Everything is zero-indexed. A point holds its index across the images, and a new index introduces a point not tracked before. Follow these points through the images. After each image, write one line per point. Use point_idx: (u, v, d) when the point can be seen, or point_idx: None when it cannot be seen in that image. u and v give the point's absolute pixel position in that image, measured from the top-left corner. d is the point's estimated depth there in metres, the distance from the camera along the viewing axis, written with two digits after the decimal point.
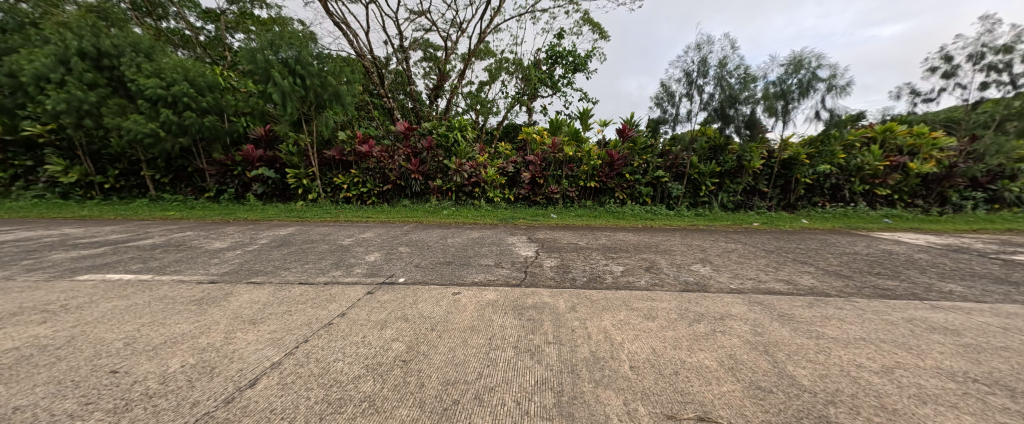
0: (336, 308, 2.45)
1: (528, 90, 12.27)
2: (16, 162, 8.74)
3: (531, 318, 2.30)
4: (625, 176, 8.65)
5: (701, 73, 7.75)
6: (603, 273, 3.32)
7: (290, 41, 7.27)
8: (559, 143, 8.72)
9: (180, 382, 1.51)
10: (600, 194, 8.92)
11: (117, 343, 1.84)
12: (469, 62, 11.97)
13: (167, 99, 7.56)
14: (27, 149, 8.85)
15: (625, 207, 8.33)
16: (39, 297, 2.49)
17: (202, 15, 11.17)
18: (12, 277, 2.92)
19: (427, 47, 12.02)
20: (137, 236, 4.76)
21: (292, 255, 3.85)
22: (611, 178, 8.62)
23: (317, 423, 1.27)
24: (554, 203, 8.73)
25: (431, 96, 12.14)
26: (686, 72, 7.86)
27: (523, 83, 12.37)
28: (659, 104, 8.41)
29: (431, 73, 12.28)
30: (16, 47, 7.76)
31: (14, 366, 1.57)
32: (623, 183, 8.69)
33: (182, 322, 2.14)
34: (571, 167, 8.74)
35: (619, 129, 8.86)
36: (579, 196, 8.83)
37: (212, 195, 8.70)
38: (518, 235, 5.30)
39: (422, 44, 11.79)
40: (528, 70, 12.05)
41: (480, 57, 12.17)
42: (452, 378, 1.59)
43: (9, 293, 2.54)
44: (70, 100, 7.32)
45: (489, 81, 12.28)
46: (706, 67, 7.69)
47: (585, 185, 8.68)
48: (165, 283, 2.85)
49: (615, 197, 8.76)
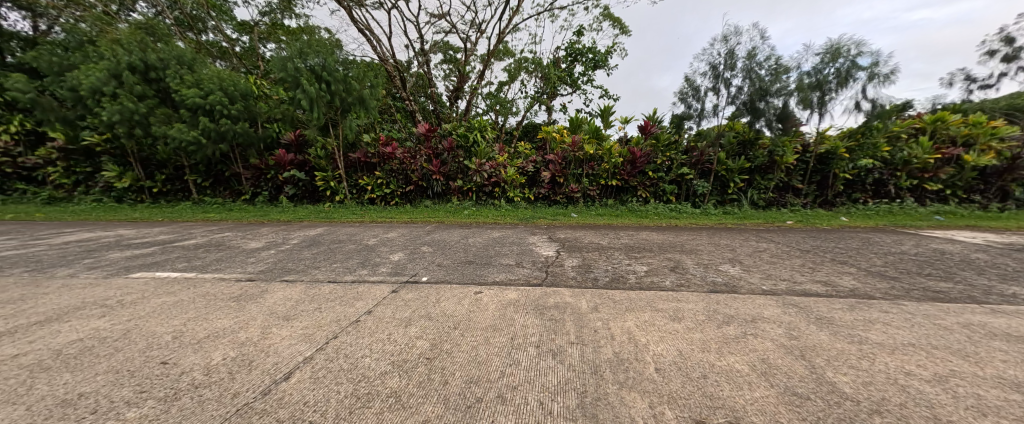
0: (362, 306, 2.52)
1: (547, 89, 12.23)
2: (77, 169, 9.57)
3: (554, 318, 2.27)
4: (648, 174, 8.41)
5: (728, 66, 7.48)
6: (625, 273, 3.24)
7: (317, 48, 7.53)
8: (579, 141, 8.64)
9: (222, 373, 1.63)
10: (621, 193, 8.76)
11: (166, 336, 1.97)
12: (488, 62, 11.99)
13: (207, 109, 8.06)
14: (86, 158, 9.66)
15: (648, 205, 8.10)
16: (99, 292, 2.72)
17: (237, 28, 11.75)
18: (75, 275, 3.19)
19: (448, 50, 12.17)
20: (181, 237, 5.09)
21: (321, 255, 4.00)
22: (633, 176, 8.43)
23: (348, 417, 1.35)
24: (575, 202, 8.62)
25: (452, 98, 12.28)
26: (713, 65, 7.59)
27: (543, 81, 12.30)
28: (683, 99, 8.17)
29: (450, 75, 12.42)
30: (77, 63, 8.46)
31: (80, 356, 1.73)
32: (646, 181, 8.45)
33: (223, 317, 2.28)
34: (592, 165, 8.61)
35: (641, 125, 8.64)
36: (600, 195, 8.70)
37: (248, 197, 9.20)
38: (539, 234, 5.27)
39: (442, 46, 11.96)
40: (548, 69, 12.00)
41: (499, 57, 12.21)
42: (475, 376, 1.63)
43: (73, 289, 2.79)
44: (122, 111, 7.89)
45: (509, 81, 12.29)
46: (734, 59, 7.39)
47: (606, 184, 8.54)
48: (207, 281, 3.04)
49: (638, 196, 8.53)
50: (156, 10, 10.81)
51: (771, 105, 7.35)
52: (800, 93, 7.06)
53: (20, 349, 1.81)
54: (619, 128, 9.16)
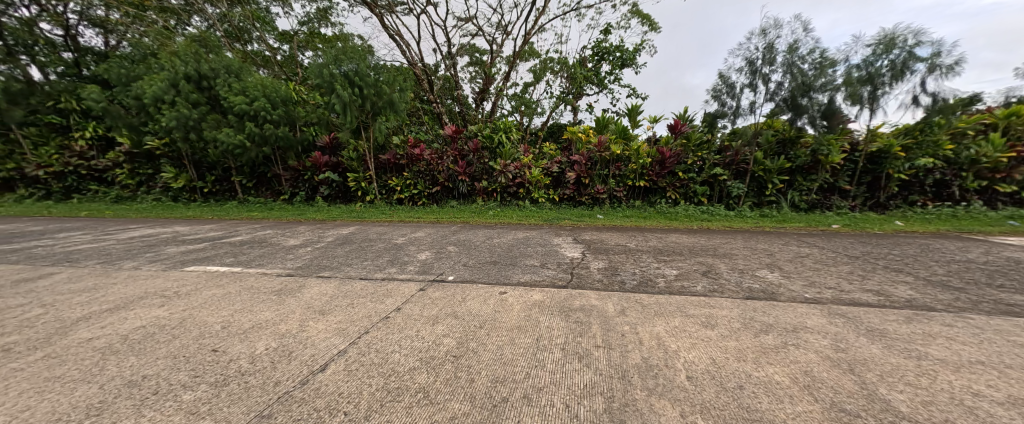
0: (392, 302, 2.61)
1: (573, 89, 12.14)
2: (141, 171, 10.52)
3: (579, 320, 2.24)
4: (678, 175, 8.14)
5: (767, 60, 7.10)
6: (654, 276, 3.15)
7: (351, 55, 7.87)
8: (605, 141, 8.49)
9: (265, 363, 1.75)
10: (649, 194, 8.55)
11: (216, 325, 2.13)
12: (514, 64, 12.08)
13: (253, 115, 8.63)
14: (148, 160, 10.59)
15: (678, 207, 7.83)
16: (159, 283, 2.98)
17: (279, 37, 12.50)
18: (140, 267, 3.52)
19: (474, 52, 12.34)
20: (227, 234, 5.47)
21: (353, 253, 4.17)
22: (662, 177, 8.19)
23: (379, 410, 1.41)
24: (601, 203, 8.48)
25: (478, 100, 12.45)
26: (749, 60, 7.24)
27: (569, 81, 12.22)
28: (716, 96, 7.85)
29: (476, 77, 12.60)
30: (142, 74, 9.28)
31: (145, 342, 1.90)
32: (676, 181, 8.18)
33: (265, 309, 2.43)
34: (619, 166, 8.45)
35: (670, 124, 8.37)
36: (626, 196, 8.53)
37: (287, 197, 9.75)
38: (563, 236, 5.23)
39: (469, 49, 12.15)
40: (574, 68, 11.91)
41: (525, 58, 12.25)
42: (501, 376, 1.64)
43: (138, 280, 3.07)
44: (179, 118, 8.58)
45: (534, 82, 12.32)
46: (773, 53, 7.01)
47: (633, 185, 8.36)
48: (251, 275, 3.25)
49: (667, 197, 8.27)
50: (209, 24, 11.69)
51: (814, 101, 6.91)
52: (849, 87, 6.58)
53: (94, 333, 2.02)
54: (647, 128, 8.93)
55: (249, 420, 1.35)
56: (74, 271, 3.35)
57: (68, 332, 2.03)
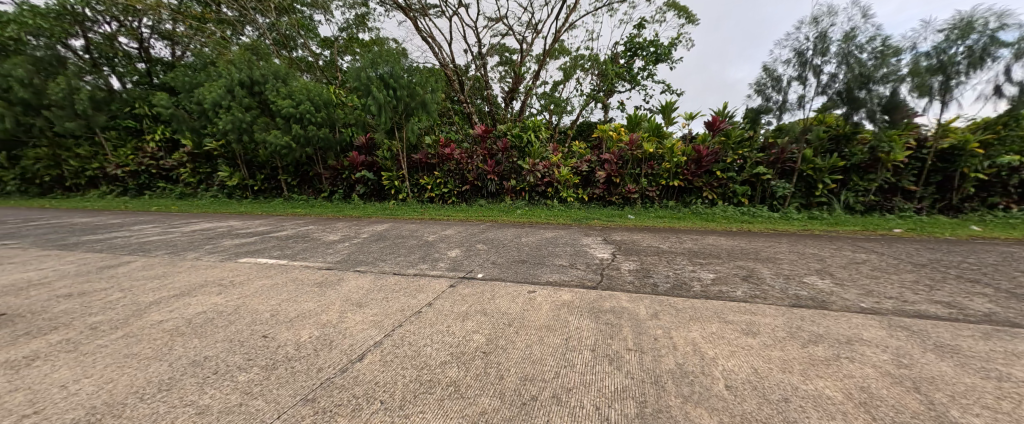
0: (424, 298, 2.69)
1: (604, 86, 11.94)
2: (201, 170, 11.49)
3: (610, 322, 2.20)
4: (715, 174, 7.77)
5: (819, 51, 6.61)
6: (689, 280, 3.03)
7: (386, 58, 8.17)
8: (637, 139, 8.26)
9: (309, 350, 1.87)
10: (683, 194, 8.23)
11: (265, 313, 2.30)
12: (544, 63, 12.06)
13: (298, 117, 9.20)
14: (207, 161, 11.55)
15: (715, 208, 7.47)
16: (217, 273, 3.27)
17: (321, 44, 13.22)
18: (201, 257, 3.87)
19: (504, 52, 12.44)
20: (273, 228, 5.89)
21: (387, 249, 4.35)
22: (698, 177, 7.84)
23: (413, 401, 1.46)
24: (632, 203, 8.27)
25: (507, 99, 12.54)
26: (798, 51, 6.79)
27: (599, 78, 12.03)
28: (760, 90, 7.41)
29: (505, 77, 12.69)
30: (202, 81, 10.14)
31: (205, 326, 2.09)
32: (713, 181, 7.80)
33: (308, 300, 2.59)
34: (652, 165, 8.19)
35: (707, 121, 8.01)
36: (659, 196, 8.26)
37: (327, 195, 10.30)
38: (593, 236, 5.15)
39: (498, 49, 12.26)
40: (605, 65, 11.70)
41: (554, 56, 12.18)
42: (530, 374, 1.64)
43: (200, 269, 3.38)
44: (234, 121, 9.27)
45: (564, 80, 12.24)
46: (826, 43, 6.53)
47: (666, 184, 8.08)
48: (296, 268, 3.48)
49: (703, 197, 7.92)
50: (260, 33, 12.57)
51: (873, 94, 6.41)
52: (916, 78, 5.98)
53: (164, 316, 2.25)
54: (682, 125, 8.60)
55: (295, 403, 1.46)
56: (147, 260, 3.75)
57: (143, 315, 2.28)
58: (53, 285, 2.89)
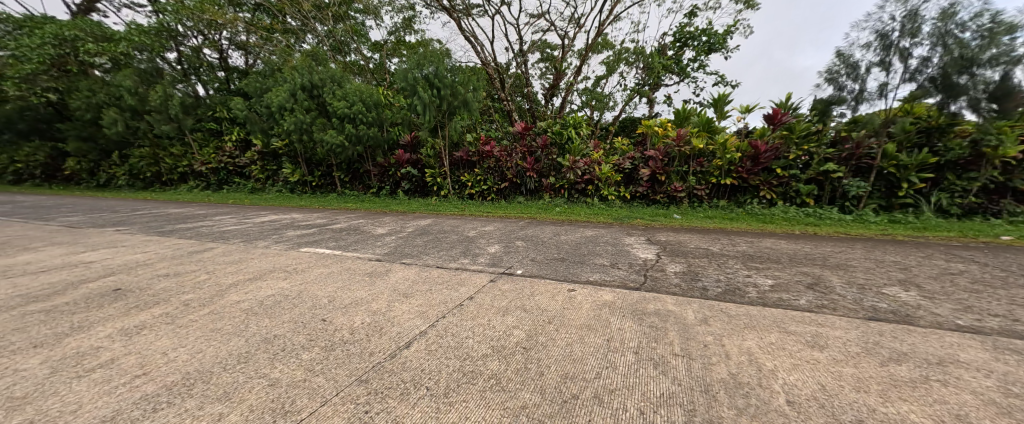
0: (465, 291, 2.77)
1: (650, 80, 11.52)
2: (267, 167, 12.68)
3: (654, 325, 2.12)
4: (775, 171, 7.16)
5: (908, 31, 5.84)
6: (743, 285, 2.82)
7: (431, 58, 8.51)
8: (685, 134, 7.80)
9: (361, 335, 2.01)
10: (735, 193, 7.73)
11: (323, 299, 2.51)
12: (586, 57, 11.88)
13: (351, 117, 9.83)
14: (273, 158, 12.74)
15: (774, 208, 6.89)
16: (283, 260, 3.62)
17: (372, 48, 14.00)
18: (269, 246, 4.31)
19: (545, 48, 12.39)
20: (328, 221, 6.39)
21: (431, 242, 4.54)
22: (755, 174, 7.27)
23: (456, 390, 1.51)
24: (678, 202, 7.89)
25: (547, 96, 12.53)
26: (881, 33, 6.04)
27: (645, 72, 11.61)
28: (831, 79, 6.74)
29: (546, 73, 12.67)
30: (270, 86, 11.16)
31: (273, 308, 2.32)
32: (772, 179, 7.20)
33: (360, 288, 2.77)
34: (701, 162, 7.76)
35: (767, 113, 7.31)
36: (709, 195, 7.83)
37: (375, 191, 10.92)
38: (636, 235, 4.99)
39: (540, 45, 12.24)
40: (651, 58, 11.25)
41: (597, 50, 11.92)
42: (571, 373, 1.64)
43: (269, 256, 3.77)
44: (297, 122, 10.10)
45: (607, 74, 11.98)
46: (917, 22, 5.75)
47: (718, 182, 7.61)
48: (349, 258, 3.75)
49: (760, 197, 7.34)
50: (319, 40, 13.58)
51: (978, 79, 5.78)
52: None
53: (240, 297, 2.53)
54: (737, 119, 8.01)
55: (351, 382, 1.57)
56: (226, 246, 4.26)
57: (224, 294, 2.58)
58: (155, 266, 3.37)
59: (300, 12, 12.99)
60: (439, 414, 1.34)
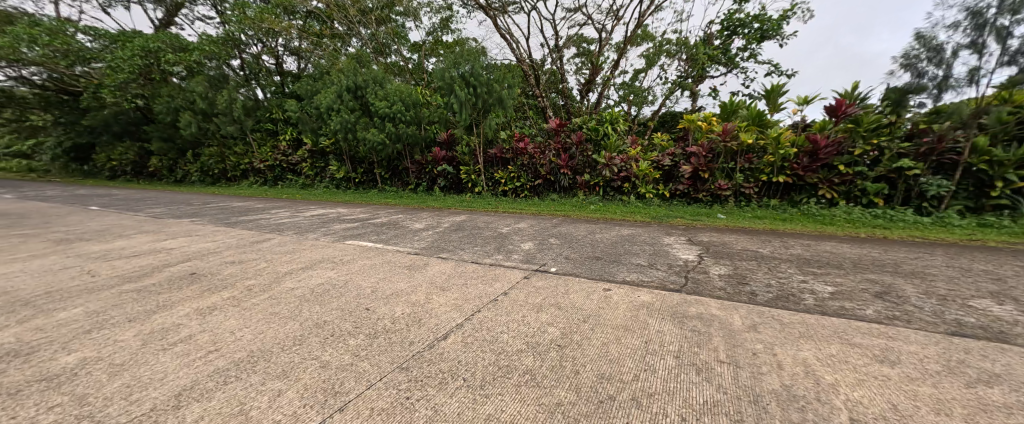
0: (500, 286, 2.82)
1: (693, 72, 11.03)
2: (316, 164, 13.52)
3: (696, 329, 2.04)
4: (837, 168, 6.56)
5: (1009, 7, 5.08)
6: (796, 291, 2.62)
7: (467, 57, 8.84)
8: (733, 128, 7.33)
9: (402, 325, 2.11)
10: (790, 191, 7.18)
11: (367, 289, 2.66)
12: (624, 50, 11.57)
13: (391, 116, 10.25)
14: (321, 156, 13.55)
15: (835, 209, 6.32)
16: (331, 251, 3.88)
17: (411, 49, 14.48)
18: (318, 238, 4.63)
19: (581, 43, 12.20)
20: (370, 216, 6.74)
21: (466, 238, 4.65)
22: (813, 172, 6.71)
23: (492, 383, 1.55)
24: (722, 201, 7.48)
25: (583, 91, 12.34)
26: (973, 11, 5.30)
27: (688, 64, 11.11)
28: (908, 64, 6.06)
29: (583, 68, 12.52)
30: (318, 88, 11.89)
31: (323, 296, 2.49)
32: (834, 177, 6.60)
33: (401, 280, 2.91)
34: (750, 158, 7.28)
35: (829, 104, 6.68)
36: (759, 194, 7.35)
37: (413, 187, 11.30)
38: (675, 235, 4.80)
39: (576, 40, 12.07)
40: (695, 48, 10.74)
41: (636, 43, 11.55)
42: (607, 373, 1.61)
43: (319, 247, 4.06)
44: (342, 122, 10.70)
45: (646, 68, 11.59)
46: None
47: (769, 180, 7.11)
48: (390, 251, 3.94)
49: (818, 196, 6.76)
50: (363, 42, 14.26)
51: None
52: None
53: (294, 284, 2.75)
54: (793, 112, 7.41)
55: (393, 369, 1.66)
56: (282, 237, 4.64)
57: (281, 281, 2.82)
58: (224, 253, 3.76)
59: (346, 17, 13.75)
60: (476, 405, 1.38)
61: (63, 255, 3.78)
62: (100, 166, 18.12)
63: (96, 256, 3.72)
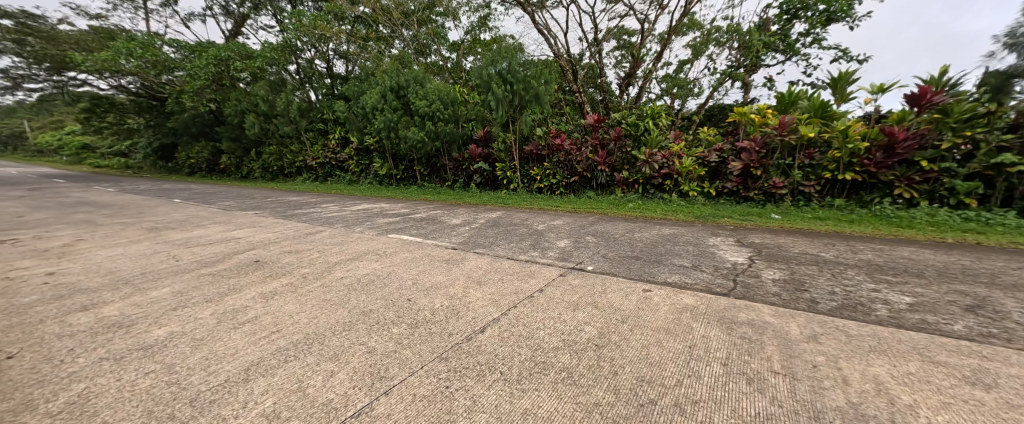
0: (536, 283, 2.83)
1: (746, 61, 10.32)
2: (361, 161, 14.25)
3: (745, 336, 1.92)
4: (919, 164, 5.82)
5: None
6: (862, 300, 2.38)
7: (504, 55, 8.97)
8: (790, 121, 6.75)
9: (441, 316, 2.18)
10: (858, 190, 6.49)
11: (409, 281, 2.78)
12: (668, 41, 11.08)
13: (431, 115, 10.59)
14: (365, 154, 14.25)
15: (915, 210, 5.62)
16: (374, 244, 4.10)
17: (450, 48, 14.80)
18: (363, 231, 4.92)
19: (622, 35, 11.83)
20: (410, 211, 7.04)
21: (501, 234, 4.71)
22: (888, 168, 6.02)
23: (528, 378, 1.56)
24: (777, 200, 6.94)
25: (623, 85, 11.97)
26: None
27: (740, 52, 10.42)
28: None
29: (623, 61, 12.13)
30: (364, 88, 12.53)
31: (369, 286, 2.64)
32: (914, 174, 5.86)
33: (440, 274, 3.01)
34: (811, 153, 6.70)
35: (910, 92, 5.95)
36: (821, 193, 6.73)
37: (450, 184, 11.58)
38: (722, 236, 4.53)
39: (616, 32, 11.72)
40: (749, 35, 10.02)
41: (681, 32, 10.99)
42: (648, 376, 1.56)
43: (364, 240, 4.31)
44: (387, 121, 11.23)
45: (692, 58, 11.01)
46: None
47: (833, 177, 6.47)
48: (429, 245, 4.09)
49: (894, 196, 6.05)
50: (406, 44, 14.79)
51: None
52: None
53: (344, 273, 2.95)
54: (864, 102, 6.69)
55: (433, 359, 1.72)
56: (331, 229, 4.98)
57: (331, 271, 3.03)
58: (282, 243, 4.12)
59: (390, 20, 14.34)
60: (513, 399, 1.40)
61: (154, 241, 4.35)
62: (180, 164, 20.52)
63: (180, 243, 4.23)
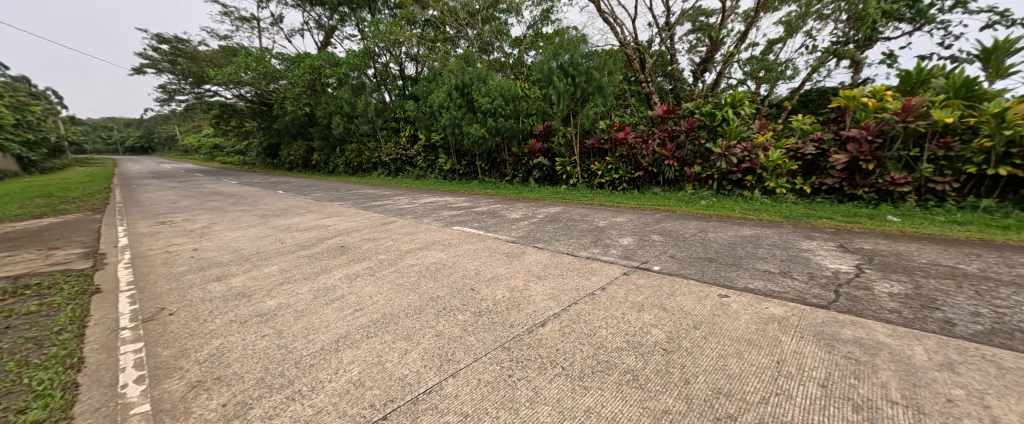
0: (598, 281, 2.78)
1: (860, 35, 8.79)
2: (427, 157, 15.09)
3: (849, 356, 1.66)
4: None
5: None
6: (1018, 326, 1.90)
7: (566, 47, 8.88)
8: (919, 105, 5.52)
9: (503, 307, 2.26)
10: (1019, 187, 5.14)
11: (473, 272, 2.91)
12: (755, 19, 9.90)
13: (492, 112, 10.89)
14: (431, 150, 15.05)
15: None
16: (439, 234, 4.38)
17: (512, 44, 14.94)
18: (429, 222, 5.27)
19: (699, 16, 10.86)
20: (471, 204, 7.36)
21: (561, 230, 4.69)
22: None
23: (591, 376, 1.55)
24: (894, 198, 5.86)
25: (698, 72, 11.01)
26: None
27: (850, 25, 8.99)
28: None
29: (698, 45, 11.21)
30: (430, 88, 13.27)
31: (436, 275, 2.83)
32: None
33: (502, 266, 3.10)
34: (948, 142, 5.40)
35: None
36: (961, 190, 5.52)
37: (510, 179, 11.80)
38: (817, 240, 3.95)
39: (692, 14, 10.80)
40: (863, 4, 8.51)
41: (772, 8, 9.75)
42: (727, 389, 1.44)
43: (431, 231, 4.62)
44: (452, 118, 11.82)
45: (785, 36, 9.71)
46: None
47: (979, 172, 5.23)
48: (491, 238, 4.24)
49: None
50: (471, 43, 15.30)
51: None
52: None
53: (414, 261, 3.20)
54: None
55: (497, 347, 1.80)
56: (402, 220, 5.44)
57: (404, 258, 3.31)
58: (362, 231, 4.61)
59: (457, 21, 14.92)
60: (576, 395, 1.40)
61: (266, 225, 5.20)
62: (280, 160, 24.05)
63: (284, 228, 4.99)
